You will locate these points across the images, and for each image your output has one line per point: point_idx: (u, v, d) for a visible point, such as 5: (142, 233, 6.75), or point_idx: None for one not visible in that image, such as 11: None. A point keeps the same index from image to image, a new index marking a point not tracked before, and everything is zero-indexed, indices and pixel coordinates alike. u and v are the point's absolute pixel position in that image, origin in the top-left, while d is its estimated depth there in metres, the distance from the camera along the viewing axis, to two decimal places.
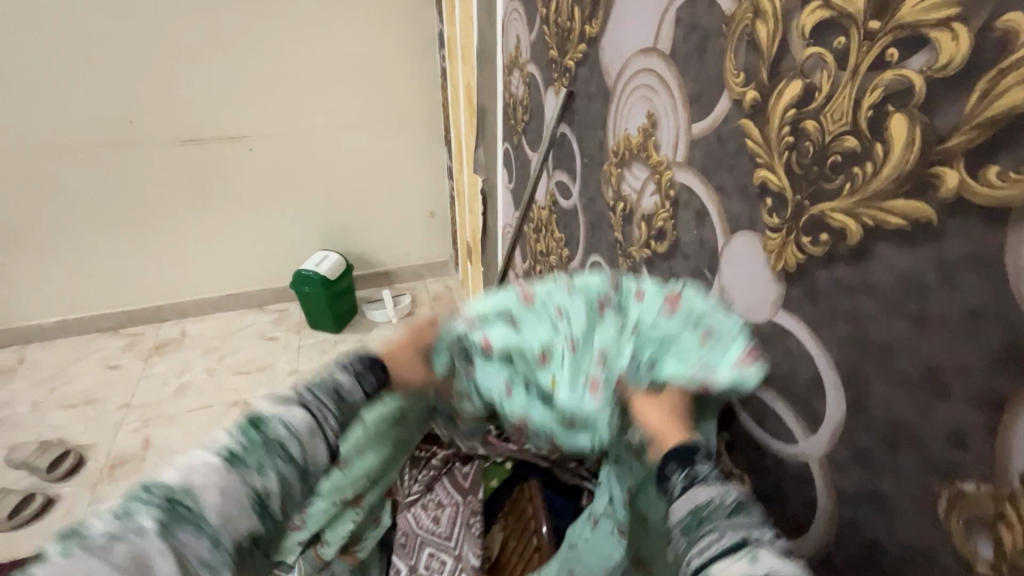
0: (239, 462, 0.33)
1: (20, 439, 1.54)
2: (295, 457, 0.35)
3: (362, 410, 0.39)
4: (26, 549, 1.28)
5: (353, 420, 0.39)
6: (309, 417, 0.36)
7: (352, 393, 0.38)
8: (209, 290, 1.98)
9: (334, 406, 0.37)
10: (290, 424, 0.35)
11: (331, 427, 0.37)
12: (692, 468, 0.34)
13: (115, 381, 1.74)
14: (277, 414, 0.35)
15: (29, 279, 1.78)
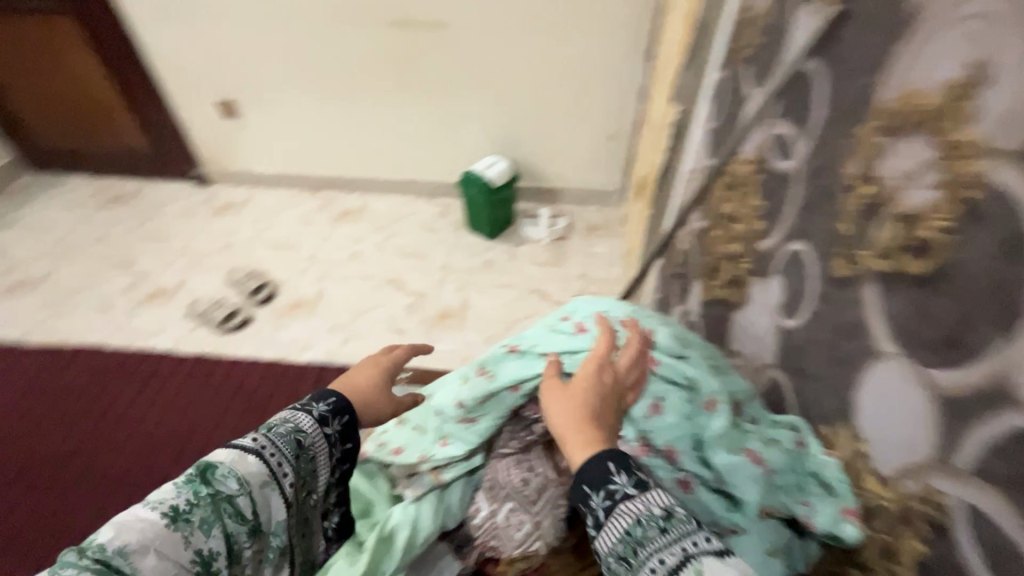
0: (189, 516, 0.57)
1: (238, 264, 1.91)
2: (246, 500, 0.60)
3: (303, 457, 0.65)
4: (229, 352, 1.62)
5: (296, 466, 0.64)
6: (261, 472, 0.61)
7: (305, 435, 0.65)
8: (389, 171, 2.13)
9: (282, 454, 0.63)
10: (236, 477, 0.60)
11: (277, 473, 0.62)
12: (604, 490, 0.51)
13: (307, 235, 2.03)
14: (225, 470, 0.60)
15: (258, 133, 2.07)
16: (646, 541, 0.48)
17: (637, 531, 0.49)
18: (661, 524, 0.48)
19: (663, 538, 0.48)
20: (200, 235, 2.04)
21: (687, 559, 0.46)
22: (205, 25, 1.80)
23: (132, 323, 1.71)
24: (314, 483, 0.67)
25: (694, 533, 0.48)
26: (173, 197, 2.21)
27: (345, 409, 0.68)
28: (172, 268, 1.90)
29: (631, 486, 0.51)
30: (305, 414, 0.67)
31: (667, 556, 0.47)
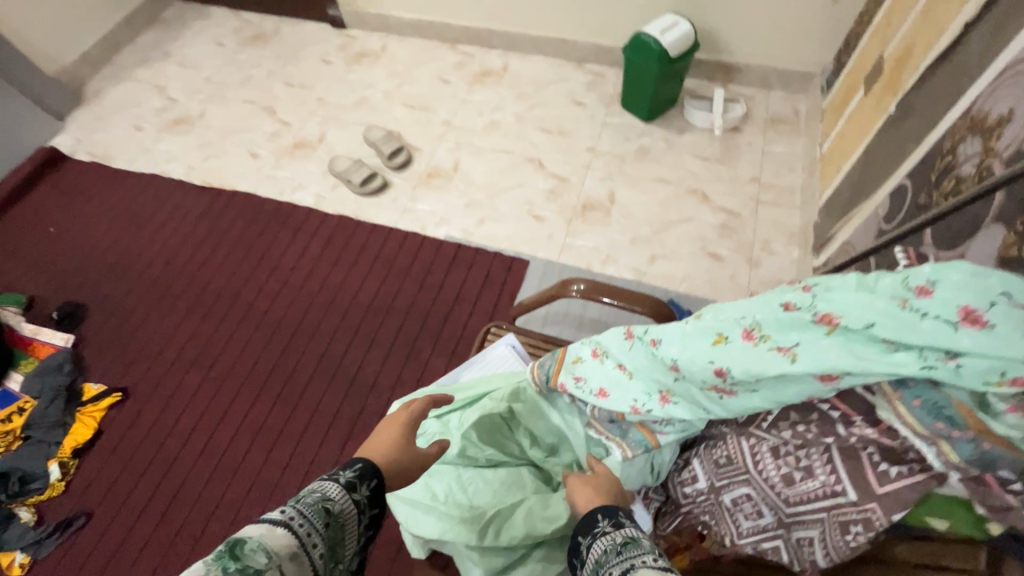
0: None
1: (374, 122, 1.82)
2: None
3: (333, 525, 0.50)
4: (367, 217, 1.61)
5: (325, 535, 0.48)
6: (292, 541, 0.46)
7: (334, 502, 0.51)
8: (540, 26, 1.83)
9: (311, 524, 0.48)
10: (266, 551, 0.43)
11: (305, 544, 0.47)
12: (590, 529, 0.55)
13: (444, 96, 1.86)
14: (253, 544, 0.43)
15: None
16: (603, 563, 0.50)
17: (602, 559, 0.51)
18: (623, 547, 0.50)
19: (622, 558, 0.49)
20: (337, 85, 1.95)
21: (626, 571, 0.47)
22: None
23: (278, 173, 1.73)
24: (345, 555, 0.51)
25: (644, 554, 0.48)
26: (310, 40, 2.10)
27: (373, 472, 0.56)
28: (312, 120, 1.86)
29: (610, 526, 0.54)
30: (334, 480, 0.53)
31: (614, 570, 0.48)
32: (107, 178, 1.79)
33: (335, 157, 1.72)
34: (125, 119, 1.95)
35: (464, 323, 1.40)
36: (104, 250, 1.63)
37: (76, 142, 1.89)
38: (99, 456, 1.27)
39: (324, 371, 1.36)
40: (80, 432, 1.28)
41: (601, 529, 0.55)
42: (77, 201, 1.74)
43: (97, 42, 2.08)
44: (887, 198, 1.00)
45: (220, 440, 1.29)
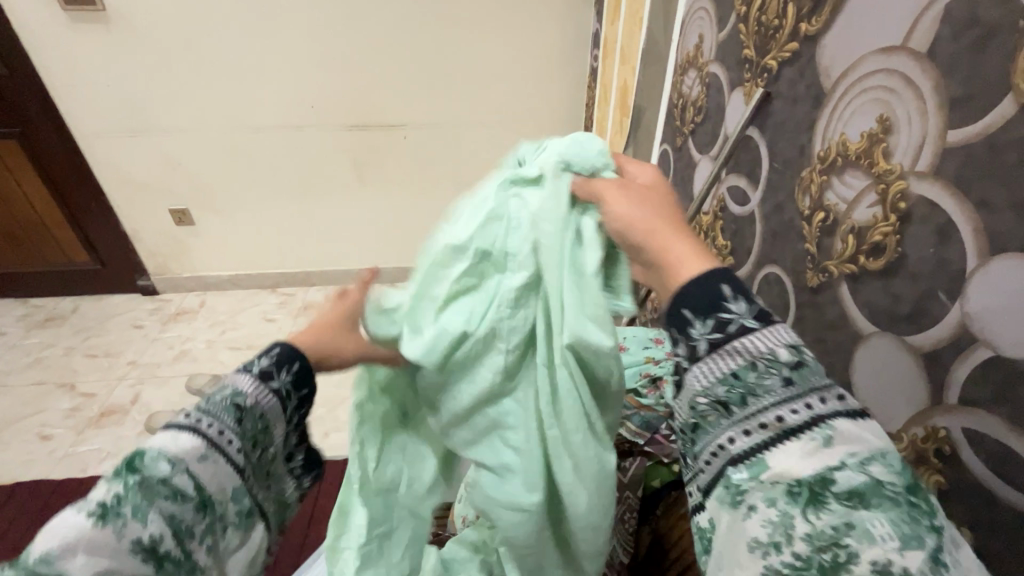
0: (120, 510, 0.40)
1: (197, 371, 1.82)
2: (184, 479, 0.43)
3: (251, 419, 0.48)
4: None
5: (243, 429, 0.48)
6: (195, 443, 0.45)
7: (245, 395, 0.48)
8: (354, 262, 2.17)
9: (224, 420, 0.47)
10: (167, 458, 0.43)
11: (220, 442, 0.46)
12: (715, 316, 0.36)
13: (269, 333, 1.99)
14: (153, 454, 0.43)
15: (216, 236, 2.07)
16: (762, 392, 0.34)
17: (749, 375, 0.35)
18: (770, 368, 0.35)
19: (786, 392, 0.34)
20: (150, 345, 1.94)
21: (812, 421, 0.32)
22: (164, 141, 1.85)
23: (80, 448, 1.57)
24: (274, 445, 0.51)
25: (824, 391, 0.33)
26: (117, 310, 2.11)
27: (296, 353, 0.52)
28: (121, 386, 1.77)
29: (751, 318, 0.36)
30: (241, 373, 0.50)
31: (776, 414, 0.33)
32: None
33: (153, 415, 1.64)
34: None
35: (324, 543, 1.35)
36: None
37: None
38: None
39: None
40: None
41: (737, 322, 0.36)
42: None
43: None
44: None
45: None
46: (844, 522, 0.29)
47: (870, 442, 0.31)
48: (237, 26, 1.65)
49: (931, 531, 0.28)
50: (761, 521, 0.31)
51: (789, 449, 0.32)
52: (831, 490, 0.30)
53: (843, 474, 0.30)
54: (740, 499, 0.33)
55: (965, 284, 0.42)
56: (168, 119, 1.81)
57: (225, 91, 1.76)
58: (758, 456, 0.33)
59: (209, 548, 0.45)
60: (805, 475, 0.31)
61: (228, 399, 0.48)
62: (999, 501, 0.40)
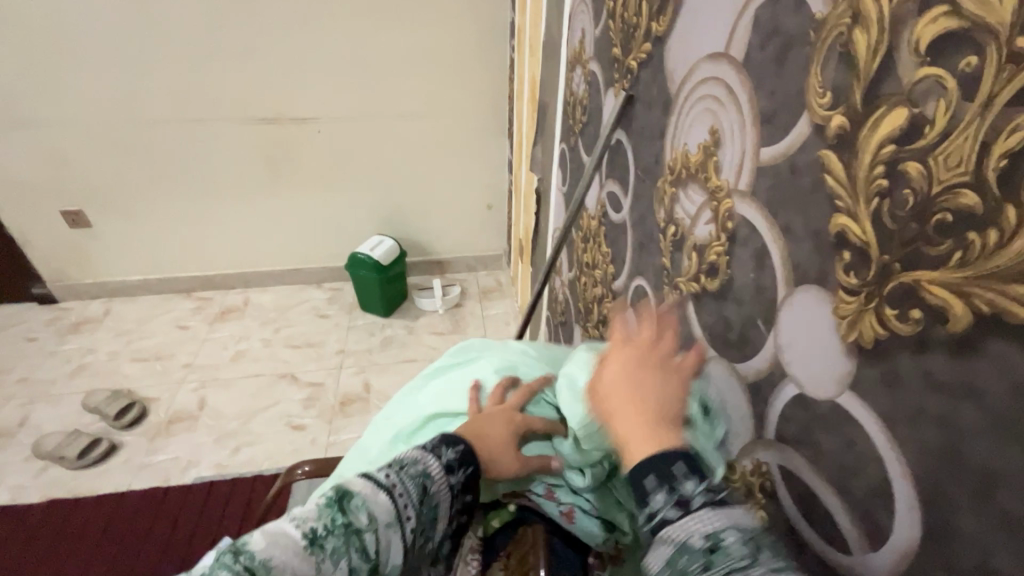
0: (322, 545, 0.38)
1: (96, 386, 1.68)
2: (370, 546, 0.40)
3: (428, 506, 0.44)
4: (89, 490, 1.40)
5: (423, 512, 0.43)
6: (386, 512, 0.41)
7: (432, 481, 0.44)
8: (275, 263, 2.05)
9: (410, 494, 0.43)
10: (367, 512, 0.40)
11: (403, 520, 0.42)
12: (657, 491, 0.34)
13: (181, 341, 1.86)
14: (359, 501, 0.41)
15: (118, 239, 1.91)
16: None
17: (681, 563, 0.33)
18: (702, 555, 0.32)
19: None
20: (45, 359, 1.78)
21: None
22: (49, 136, 1.69)
23: None
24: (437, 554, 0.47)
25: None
26: (9, 322, 1.93)
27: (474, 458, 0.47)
28: (9, 407, 1.62)
29: (673, 503, 0.34)
30: (430, 456, 0.46)
31: None
32: None
33: (42, 437, 1.51)
34: None
35: None
36: None
37: None
38: None
39: None
40: None
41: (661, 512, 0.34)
42: None
43: None
44: (544, 324, 1.37)
45: None
46: None
47: None
48: (122, 11, 1.52)
49: None
50: None
51: None
52: None
53: None
54: None
55: (777, 314, 0.39)
56: (51, 112, 1.65)
57: (114, 81, 1.62)
58: None
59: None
60: None
61: (421, 473, 0.44)
62: (808, 544, 0.38)
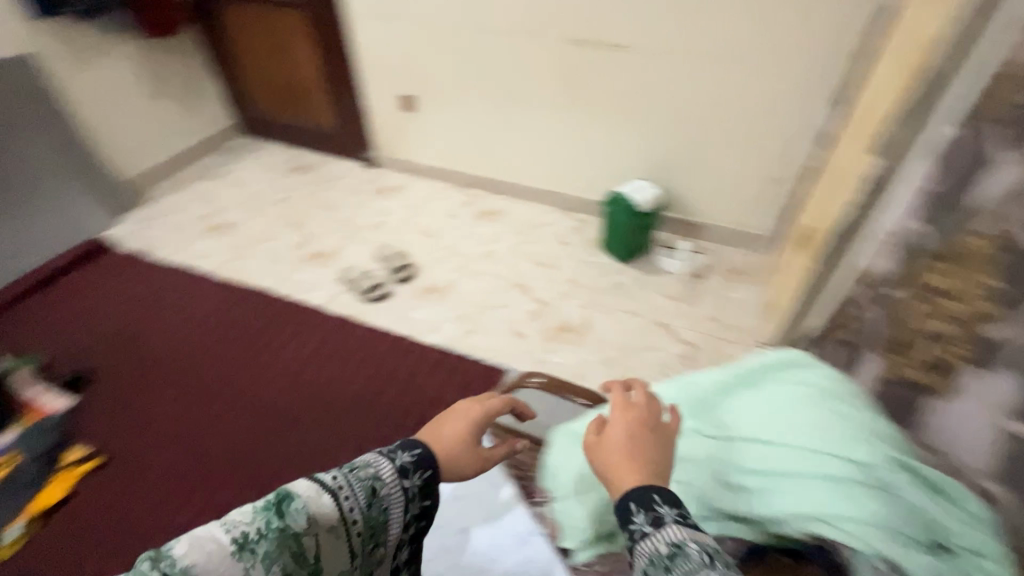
0: (256, 546, 0.52)
1: (387, 243, 2.08)
2: (309, 542, 0.55)
3: (378, 504, 0.61)
4: (366, 320, 1.77)
5: (369, 510, 0.60)
6: (330, 512, 0.57)
7: (382, 483, 0.62)
8: (538, 181, 2.18)
9: (354, 496, 0.59)
10: (305, 514, 0.55)
11: (343, 519, 0.58)
12: (650, 512, 0.53)
13: (449, 226, 2.16)
14: (298, 504, 0.55)
15: (430, 127, 2.24)
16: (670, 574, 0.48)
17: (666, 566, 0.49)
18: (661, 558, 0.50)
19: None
20: (360, 209, 2.26)
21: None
22: (411, 28, 2.00)
23: (295, 276, 1.94)
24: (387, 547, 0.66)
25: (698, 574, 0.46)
26: (345, 173, 2.48)
27: (427, 463, 0.65)
28: (334, 237, 2.13)
29: (647, 523, 0.53)
30: (386, 462, 0.64)
31: None
32: (140, 266, 1.98)
33: (348, 270, 1.96)
34: (173, 222, 2.21)
35: None
36: (115, 329, 1.72)
37: (122, 233, 2.14)
38: (55, 530, 1.26)
39: (282, 458, 1.39)
40: (52, 493, 1.31)
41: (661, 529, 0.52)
42: (112, 280, 1.93)
43: (167, 159, 2.42)
44: (817, 334, 1.16)
45: (180, 517, 1.29)
46: None
47: None
48: None
49: None
50: None
51: None
52: None
53: None
54: None
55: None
56: (417, 8, 1.94)
57: None
58: None
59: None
60: None
61: (370, 482, 0.61)
62: None
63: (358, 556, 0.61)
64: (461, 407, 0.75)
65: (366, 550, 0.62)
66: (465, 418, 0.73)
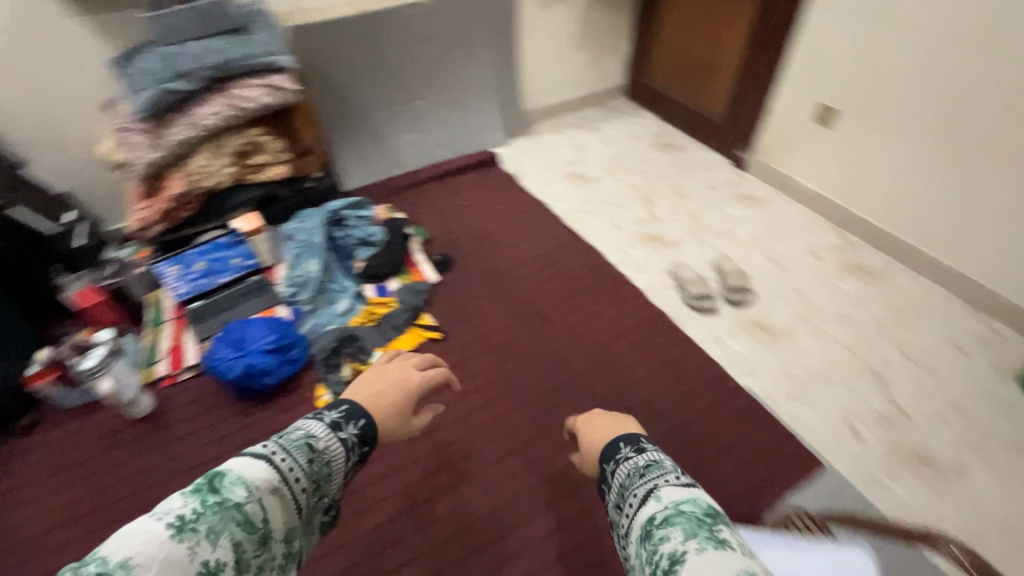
0: (198, 523, 0.66)
1: (729, 255, 1.89)
2: (253, 509, 0.72)
3: (312, 459, 0.85)
4: (682, 326, 1.65)
5: (303, 463, 0.83)
6: (266, 480, 0.76)
7: (316, 438, 0.89)
8: (955, 259, 1.72)
9: (287, 457, 0.82)
10: (240, 485, 0.72)
11: (281, 476, 0.78)
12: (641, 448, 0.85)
13: (806, 267, 1.85)
14: (230, 478, 0.72)
15: (840, 150, 1.93)
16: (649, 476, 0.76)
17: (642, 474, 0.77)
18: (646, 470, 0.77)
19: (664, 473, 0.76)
20: (710, 209, 2.11)
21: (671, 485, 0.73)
22: (889, 33, 1.67)
23: (626, 250, 1.92)
24: (322, 488, 0.88)
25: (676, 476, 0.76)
26: (707, 165, 2.34)
27: (356, 414, 0.97)
28: (677, 225, 2.03)
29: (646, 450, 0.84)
30: (317, 421, 0.94)
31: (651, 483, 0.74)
32: (511, 189, 2.25)
33: (679, 262, 1.85)
34: (545, 157, 2.43)
35: (728, 483, 1.30)
36: (479, 235, 2.01)
37: (506, 153, 2.46)
38: None
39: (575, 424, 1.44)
40: (403, 342, 1.61)
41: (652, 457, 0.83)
42: (487, 191, 2.24)
43: (558, 102, 2.66)
44: None
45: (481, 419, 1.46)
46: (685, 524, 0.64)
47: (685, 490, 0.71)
48: None
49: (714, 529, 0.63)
50: (694, 532, 0.64)
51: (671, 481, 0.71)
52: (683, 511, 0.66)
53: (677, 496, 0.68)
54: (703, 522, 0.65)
55: None
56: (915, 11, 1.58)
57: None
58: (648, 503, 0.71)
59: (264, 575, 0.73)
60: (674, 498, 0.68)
61: (303, 444, 0.85)
62: None
63: (297, 474, 0.82)
64: (399, 376, 1.10)
65: (303, 456, 0.84)
66: (394, 385, 1.07)
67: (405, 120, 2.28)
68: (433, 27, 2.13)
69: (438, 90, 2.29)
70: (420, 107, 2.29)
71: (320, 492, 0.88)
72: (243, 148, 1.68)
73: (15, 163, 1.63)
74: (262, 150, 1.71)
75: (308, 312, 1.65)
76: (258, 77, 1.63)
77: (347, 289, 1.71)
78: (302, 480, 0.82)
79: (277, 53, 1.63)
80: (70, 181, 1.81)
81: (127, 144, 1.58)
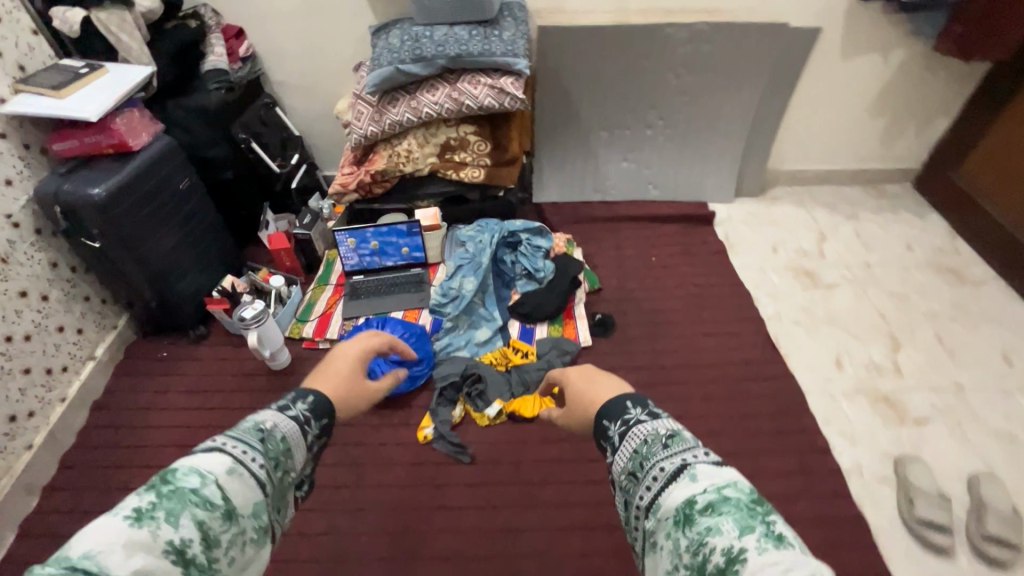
0: (152, 516, 0.54)
1: (1002, 475, 1.30)
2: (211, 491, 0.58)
3: (274, 442, 0.68)
4: (886, 549, 1.19)
5: (266, 448, 0.66)
6: (225, 461, 0.61)
7: (271, 423, 0.69)
8: None
9: (246, 442, 0.65)
10: (194, 475, 0.59)
11: (243, 461, 0.63)
12: (628, 414, 0.70)
13: None
14: (185, 469, 0.59)
15: None
16: (650, 455, 0.63)
17: (644, 448, 0.65)
18: (651, 441, 0.65)
19: (668, 452, 0.63)
20: (993, 389, 1.48)
21: (686, 465, 0.60)
22: None
23: (842, 401, 1.45)
24: (294, 464, 0.70)
25: (696, 451, 0.61)
26: (1009, 321, 1.66)
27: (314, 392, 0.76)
28: (927, 394, 1.47)
29: (641, 411, 0.69)
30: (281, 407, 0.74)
31: (665, 465, 0.61)
32: (713, 261, 1.87)
33: (915, 455, 1.33)
34: (771, 234, 1.97)
35: None
36: (655, 306, 1.71)
37: (723, 215, 2.06)
38: (507, 436, 1.39)
39: None
40: (526, 405, 1.41)
41: (635, 418, 0.69)
42: (686, 255, 1.89)
43: (816, 169, 2.13)
44: None
45: (573, 542, 1.20)
46: (707, 524, 0.53)
47: (706, 472, 0.58)
48: None
49: (763, 523, 0.52)
50: (723, 537, 0.52)
51: (698, 468, 0.58)
52: (697, 509, 0.55)
53: (704, 494, 0.56)
54: (738, 512, 0.53)
55: None
56: None
57: None
58: (660, 496, 0.60)
59: (233, 556, 0.60)
60: (686, 500, 0.56)
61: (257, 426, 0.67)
62: None
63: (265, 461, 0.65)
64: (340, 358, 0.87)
65: (272, 453, 0.67)
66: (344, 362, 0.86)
67: (624, 146, 2.02)
68: (699, 54, 1.80)
69: (675, 124, 1.97)
70: (646, 137, 2.00)
71: (292, 471, 0.70)
72: (450, 142, 1.63)
73: (271, 102, 1.80)
74: (467, 149, 1.63)
75: (448, 328, 1.56)
76: (489, 76, 1.53)
77: (494, 318, 1.57)
78: (271, 469, 0.66)
79: (518, 55, 1.51)
80: (306, 126, 1.97)
81: (354, 112, 1.62)
